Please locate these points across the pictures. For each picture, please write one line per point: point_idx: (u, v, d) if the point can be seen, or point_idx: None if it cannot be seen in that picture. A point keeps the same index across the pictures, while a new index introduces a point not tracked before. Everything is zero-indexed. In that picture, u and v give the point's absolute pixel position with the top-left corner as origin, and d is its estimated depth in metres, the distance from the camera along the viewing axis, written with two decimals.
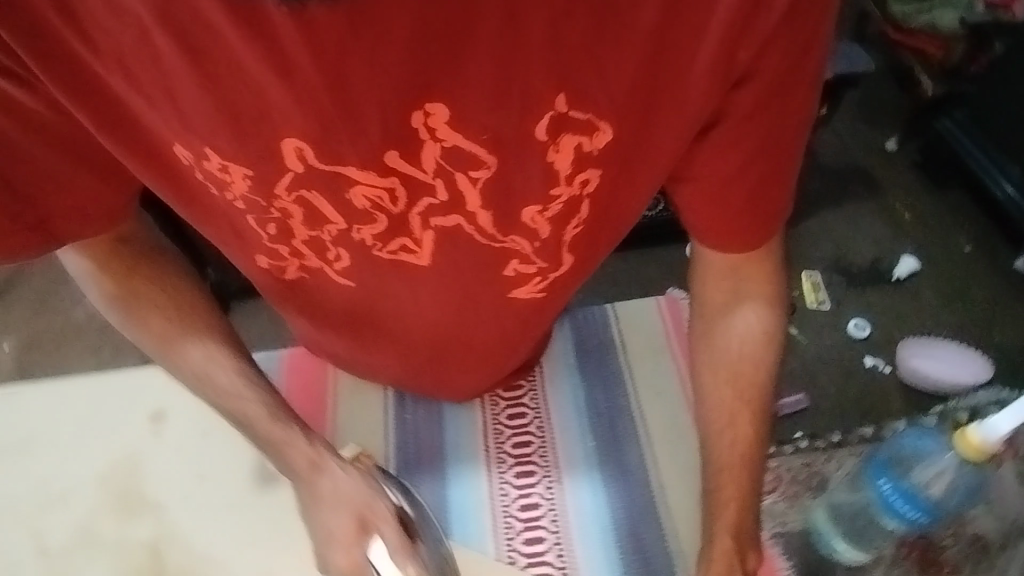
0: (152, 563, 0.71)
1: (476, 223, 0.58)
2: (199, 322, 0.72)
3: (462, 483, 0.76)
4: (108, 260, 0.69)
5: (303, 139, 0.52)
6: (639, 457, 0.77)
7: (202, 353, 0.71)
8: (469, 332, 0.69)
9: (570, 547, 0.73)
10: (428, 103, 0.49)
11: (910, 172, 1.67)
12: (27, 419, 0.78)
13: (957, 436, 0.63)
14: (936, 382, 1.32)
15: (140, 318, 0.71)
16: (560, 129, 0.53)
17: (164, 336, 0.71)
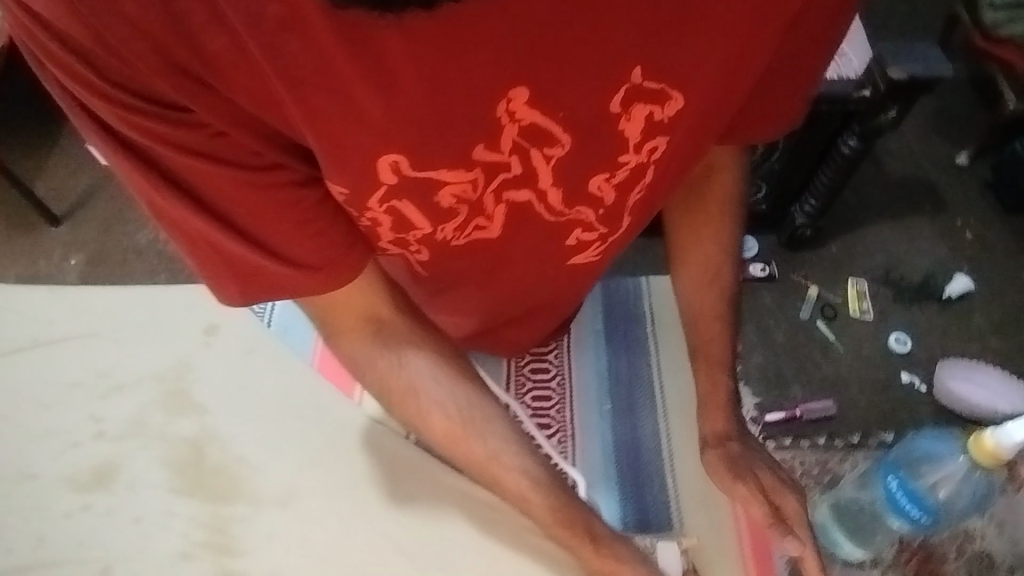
0: (192, 457, 0.78)
1: (545, 201, 0.61)
2: (479, 413, 0.68)
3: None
4: (378, 351, 0.66)
5: (400, 153, 0.54)
6: (652, 423, 0.80)
7: (494, 444, 0.67)
8: (516, 293, 0.72)
9: (573, 448, 0.80)
10: (512, 90, 0.51)
11: (978, 191, 1.60)
12: (90, 317, 0.85)
13: (972, 441, 0.63)
14: (973, 406, 1.29)
15: (424, 416, 0.67)
16: (632, 100, 0.55)
17: (448, 431, 0.67)
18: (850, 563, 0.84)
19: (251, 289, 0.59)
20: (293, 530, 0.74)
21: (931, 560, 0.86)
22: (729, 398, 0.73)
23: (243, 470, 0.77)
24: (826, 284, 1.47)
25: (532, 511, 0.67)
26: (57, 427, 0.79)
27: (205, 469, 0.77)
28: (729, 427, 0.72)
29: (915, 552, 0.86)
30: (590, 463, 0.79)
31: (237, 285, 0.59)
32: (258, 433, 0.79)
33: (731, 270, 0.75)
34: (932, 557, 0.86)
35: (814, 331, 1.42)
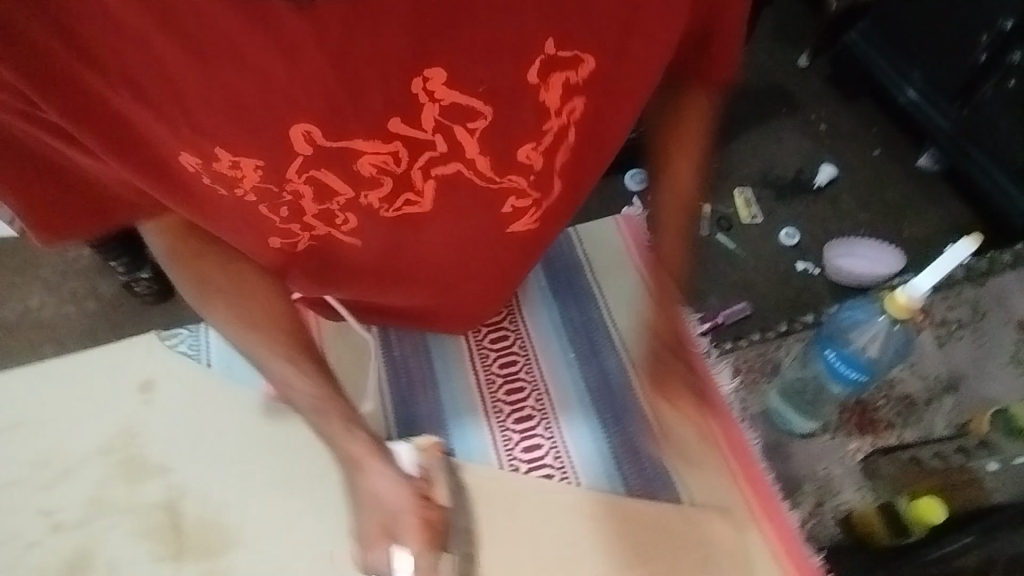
0: (170, 520, 0.75)
1: (475, 168, 0.61)
2: (269, 316, 0.70)
3: (460, 418, 0.81)
4: (182, 240, 0.67)
5: (313, 122, 0.53)
6: (616, 359, 0.84)
7: (271, 342, 0.69)
8: (460, 269, 0.73)
9: (565, 448, 0.79)
10: (428, 69, 0.51)
11: (822, 87, 1.63)
12: (12, 406, 0.81)
13: (886, 300, 0.73)
14: (858, 276, 1.34)
15: (209, 301, 0.69)
16: (549, 70, 0.56)
17: (231, 322, 0.69)
18: (805, 435, 0.94)
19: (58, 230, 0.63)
20: (303, 548, 0.73)
21: (868, 413, 0.97)
22: (670, 348, 0.76)
23: (222, 516, 0.74)
24: (716, 199, 1.47)
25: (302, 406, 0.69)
26: (10, 530, 0.75)
27: (187, 527, 0.74)
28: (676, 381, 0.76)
29: (854, 410, 0.97)
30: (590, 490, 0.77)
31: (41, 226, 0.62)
32: (228, 476, 0.76)
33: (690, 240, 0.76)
34: (868, 410, 0.97)
35: (716, 245, 1.42)
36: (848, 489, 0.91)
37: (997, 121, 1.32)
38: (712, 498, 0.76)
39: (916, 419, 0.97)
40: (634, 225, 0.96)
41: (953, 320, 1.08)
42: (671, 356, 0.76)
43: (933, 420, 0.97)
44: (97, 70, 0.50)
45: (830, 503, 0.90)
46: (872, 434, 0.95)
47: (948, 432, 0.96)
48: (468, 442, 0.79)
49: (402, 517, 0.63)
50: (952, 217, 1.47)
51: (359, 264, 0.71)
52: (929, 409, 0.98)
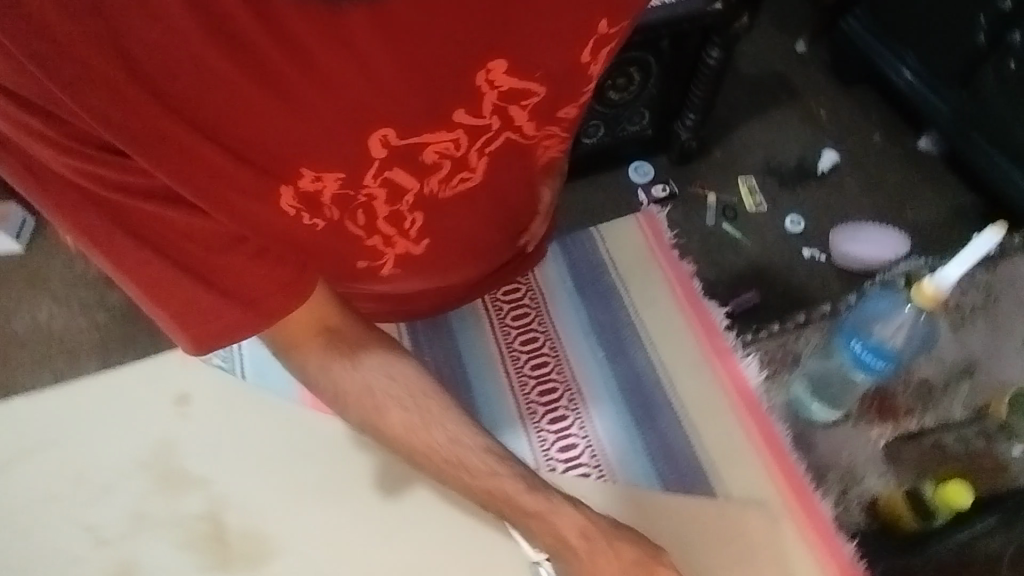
0: (213, 532, 0.75)
1: (522, 134, 0.62)
2: (435, 407, 0.62)
3: (500, 429, 0.82)
4: (334, 349, 0.61)
5: (388, 126, 0.54)
6: (645, 357, 0.86)
7: (454, 429, 0.61)
8: (486, 247, 0.75)
9: (601, 447, 0.80)
10: (491, 61, 0.54)
11: (820, 73, 1.64)
12: (51, 424, 0.82)
13: (914, 291, 0.75)
14: (866, 262, 1.35)
15: (379, 414, 0.61)
16: (599, 48, 0.58)
17: (407, 428, 0.61)
18: (827, 425, 0.94)
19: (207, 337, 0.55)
20: (339, 554, 0.73)
21: (888, 400, 0.98)
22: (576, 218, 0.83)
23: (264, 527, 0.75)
24: (721, 189, 1.48)
25: (503, 495, 0.60)
26: (54, 547, 0.76)
27: (230, 539, 0.75)
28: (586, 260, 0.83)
29: (874, 398, 0.98)
30: (630, 482, 0.78)
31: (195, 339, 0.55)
32: (266, 484, 0.77)
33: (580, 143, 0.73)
34: (888, 397, 0.98)
35: (722, 235, 1.43)
36: (871, 475, 0.92)
37: (996, 104, 1.33)
38: (748, 491, 0.78)
39: (935, 405, 0.99)
40: (654, 222, 0.97)
41: (967, 305, 1.09)
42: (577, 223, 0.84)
43: (951, 406, 0.98)
44: (145, 98, 0.44)
45: (855, 490, 0.91)
46: (892, 420, 0.97)
47: (966, 416, 0.98)
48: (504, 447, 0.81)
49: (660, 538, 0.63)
50: (954, 201, 1.48)
51: (413, 267, 0.71)
52: (947, 396, 0.99)
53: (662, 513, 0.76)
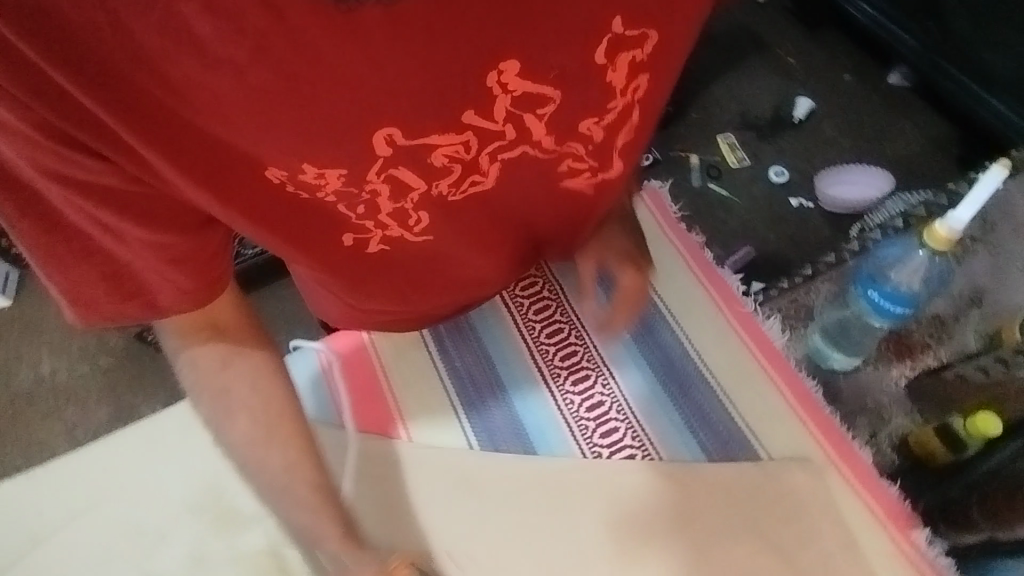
0: (274, 565, 0.76)
1: (539, 146, 0.66)
2: (284, 432, 0.69)
3: (526, 399, 0.84)
4: (209, 342, 0.67)
5: (394, 126, 0.56)
6: (671, 333, 0.87)
7: (280, 466, 0.68)
8: (505, 243, 0.77)
9: (641, 427, 0.82)
10: (502, 62, 0.56)
11: (784, 21, 1.65)
12: (90, 481, 0.82)
13: (927, 235, 0.77)
14: (852, 203, 1.36)
15: (229, 418, 0.68)
16: (614, 50, 0.61)
17: (248, 442, 0.68)
18: (848, 372, 0.97)
19: (93, 313, 0.62)
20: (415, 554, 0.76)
21: (904, 339, 1.00)
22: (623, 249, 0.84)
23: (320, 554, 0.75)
24: (703, 149, 1.49)
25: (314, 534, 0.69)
26: None
27: (293, 571, 0.75)
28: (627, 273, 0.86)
29: (890, 339, 1.00)
30: (673, 453, 0.80)
31: (82, 307, 0.62)
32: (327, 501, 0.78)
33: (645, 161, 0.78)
34: (904, 337, 1.00)
35: (710, 195, 1.44)
36: (898, 415, 0.94)
37: (954, 25, 1.32)
38: (790, 448, 0.80)
39: (949, 338, 1.00)
40: (658, 198, 0.98)
41: (967, 237, 1.11)
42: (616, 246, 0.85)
43: (965, 338, 1.00)
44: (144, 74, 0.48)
45: (884, 431, 0.94)
46: (910, 358, 0.99)
47: (980, 345, 1.00)
48: (549, 439, 0.82)
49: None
50: (930, 131, 1.49)
51: (426, 259, 0.74)
52: (959, 327, 1.01)
53: (705, 487, 0.77)
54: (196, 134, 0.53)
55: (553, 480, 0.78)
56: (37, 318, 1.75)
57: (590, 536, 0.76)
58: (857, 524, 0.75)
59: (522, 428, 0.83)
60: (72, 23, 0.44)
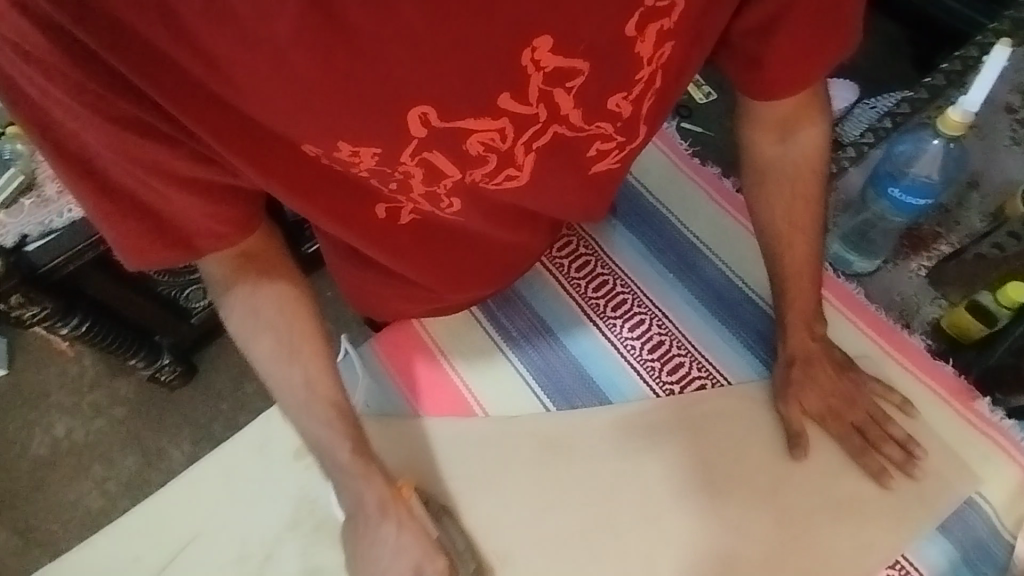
0: None
1: (568, 123, 0.67)
2: (307, 350, 0.76)
3: (577, 339, 0.88)
4: (240, 270, 0.73)
5: (430, 105, 0.59)
6: (711, 263, 0.90)
7: (304, 378, 0.76)
8: (539, 212, 0.80)
9: (705, 358, 0.85)
10: (536, 40, 0.57)
11: None
12: (183, 520, 0.85)
13: (943, 122, 0.88)
14: None
15: (256, 335, 0.75)
16: (646, 21, 0.61)
17: (275, 358, 0.75)
18: (869, 272, 1.01)
19: (144, 260, 0.67)
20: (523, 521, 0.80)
21: (915, 232, 1.03)
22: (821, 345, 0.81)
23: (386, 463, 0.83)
24: None
25: (330, 450, 0.76)
26: None
27: None
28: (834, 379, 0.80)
29: (903, 233, 1.02)
30: (739, 373, 0.84)
31: (133, 257, 0.67)
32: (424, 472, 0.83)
33: (819, 251, 0.80)
34: (915, 230, 1.03)
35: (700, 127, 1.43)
36: (926, 303, 0.99)
37: None
38: (850, 352, 0.84)
39: (955, 223, 1.03)
40: (666, 137, 1.00)
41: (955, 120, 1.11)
42: (805, 331, 0.81)
43: (968, 219, 1.04)
44: (164, 39, 0.52)
45: (915, 321, 0.98)
46: (925, 249, 1.02)
47: (986, 225, 1.03)
48: (619, 386, 0.85)
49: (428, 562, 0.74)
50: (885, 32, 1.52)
51: (456, 232, 0.79)
52: (962, 211, 1.04)
53: (720, 415, 0.81)
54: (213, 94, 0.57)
55: (637, 422, 0.82)
56: (41, 379, 1.69)
57: (620, 479, 0.80)
58: (923, 403, 0.80)
59: (577, 362, 0.87)
60: (136, 18, 0.51)
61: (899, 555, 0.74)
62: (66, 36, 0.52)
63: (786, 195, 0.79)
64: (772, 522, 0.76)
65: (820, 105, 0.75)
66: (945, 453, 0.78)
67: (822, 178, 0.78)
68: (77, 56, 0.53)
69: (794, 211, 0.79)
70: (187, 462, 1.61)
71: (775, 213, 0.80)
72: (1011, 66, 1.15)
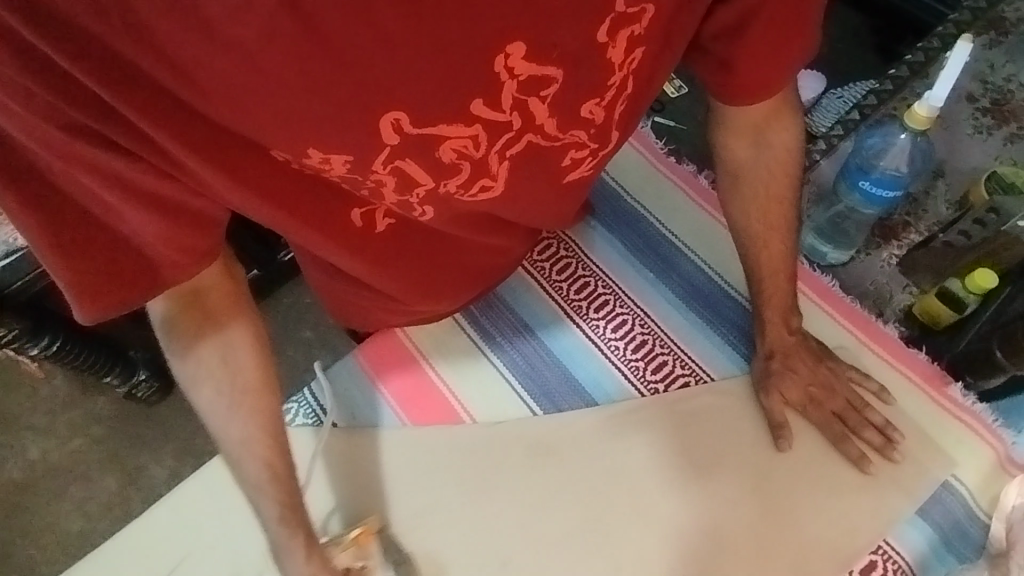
0: None
1: (543, 132, 0.67)
2: (249, 402, 0.73)
3: (562, 344, 0.88)
4: (187, 311, 0.70)
5: (401, 110, 0.59)
6: (689, 261, 0.91)
7: (244, 432, 0.73)
8: (518, 220, 0.80)
9: (687, 356, 0.86)
10: (509, 46, 0.57)
11: None
12: (170, 544, 0.84)
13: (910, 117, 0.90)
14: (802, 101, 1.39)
15: (198, 382, 0.73)
16: (616, 28, 0.61)
17: (215, 408, 0.73)
18: (844, 263, 1.03)
19: (99, 306, 0.64)
20: (517, 530, 0.80)
21: (888, 223, 1.05)
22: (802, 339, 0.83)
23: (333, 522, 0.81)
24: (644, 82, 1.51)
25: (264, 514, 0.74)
26: None
27: None
28: (813, 372, 0.82)
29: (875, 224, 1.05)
30: (721, 368, 0.86)
31: (87, 304, 0.63)
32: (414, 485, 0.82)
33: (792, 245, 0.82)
34: (888, 220, 1.05)
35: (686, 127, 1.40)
36: (898, 291, 1.01)
37: None
38: (829, 342, 0.86)
39: (924, 211, 1.06)
40: (641, 137, 1.01)
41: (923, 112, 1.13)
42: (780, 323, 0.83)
43: (937, 207, 1.06)
44: (128, 51, 0.51)
45: (889, 310, 1.01)
46: (896, 238, 1.04)
47: (952, 212, 1.05)
48: (603, 388, 0.85)
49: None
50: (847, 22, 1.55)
51: (433, 236, 0.79)
52: (930, 199, 1.07)
53: (708, 412, 0.83)
54: (182, 105, 0.56)
55: (626, 420, 0.83)
56: (13, 403, 1.65)
57: (611, 483, 0.81)
58: (899, 392, 0.83)
59: (561, 365, 0.87)
60: (104, 31, 0.50)
61: (881, 541, 0.76)
62: (25, 51, 0.50)
63: (758, 195, 0.80)
64: (761, 518, 0.78)
65: (790, 106, 0.76)
66: (922, 439, 0.80)
67: (792, 172, 0.80)
68: (37, 72, 0.51)
69: (767, 210, 0.81)
70: (169, 479, 1.58)
71: (748, 214, 0.82)
72: (973, 59, 1.18)
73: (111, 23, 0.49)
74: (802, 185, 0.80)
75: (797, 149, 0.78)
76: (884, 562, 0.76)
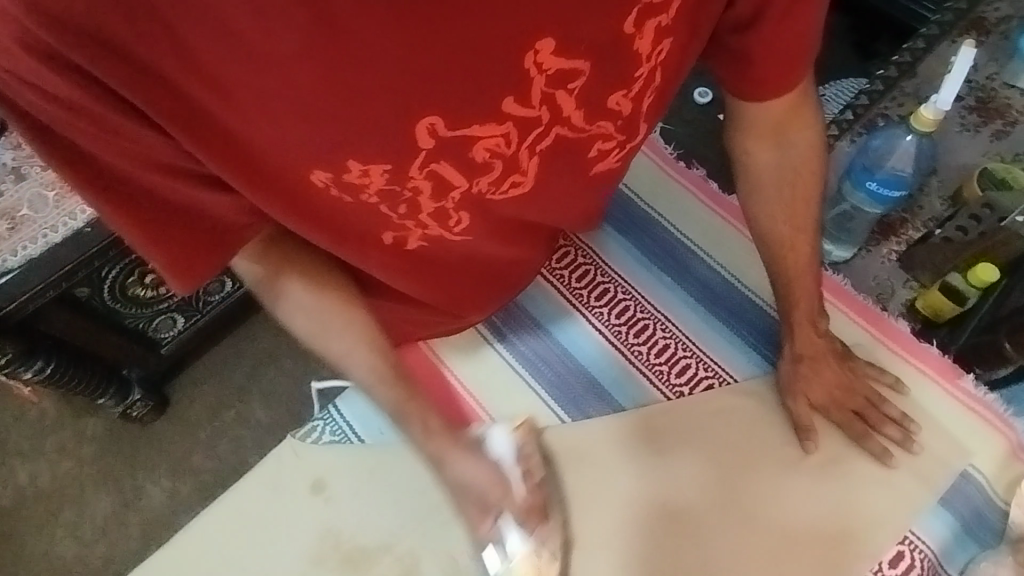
0: None
1: (570, 124, 0.67)
2: (343, 322, 0.76)
3: (586, 349, 0.89)
4: (267, 258, 0.71)
5: (437, 114, 0.58)
6: (705, 264, 0.93)
7: (349, 346, 0.77)
8: (544, 219, 0.80)
9: (709, 358, 0.88)
10: (539, 41, 0.56)
11: None
12: (198, 568, 0.83)
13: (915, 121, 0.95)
14: None
15: (293, 317, 0.75)
16: (644, 18, 0.60)
17: (315, 334, 0.76)
18: (846, 261, 1.06)
19: (192, 274, 0.63)
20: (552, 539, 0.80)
21: (887, 221, 1.08)
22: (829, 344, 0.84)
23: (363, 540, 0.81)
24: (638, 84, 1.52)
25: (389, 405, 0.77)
26: None
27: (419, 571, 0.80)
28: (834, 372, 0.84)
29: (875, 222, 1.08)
30: (742, 369, 0.87)
31: (180, 276, 0.63)
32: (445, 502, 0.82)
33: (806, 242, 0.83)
34: (888, 219, 1.08)
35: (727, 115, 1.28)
36: (899, 286, 1.05)
37: None
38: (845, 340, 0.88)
39: (920, 208, 1.09)
40: (652, 143, 1.02)
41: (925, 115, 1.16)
42: (809, 326, 0.84)
43: (931, 205, 1.09)
44: (153, 70, 0.50)
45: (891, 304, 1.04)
46: (894, 235, 1.07)
47: (947, 208, 1.09)
48: (629, 392, 0.86)
49: (495, 492, 0.73)
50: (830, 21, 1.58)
51: (463, 250, 0.78)
52: (926, 197, 1.10)
53: (732, 414, 0.84)
54: (208, 118, 0.54)
55: (653, 423, 0.84)
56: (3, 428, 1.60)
57: (643, 486, 0.82)
58: (915, 385, 0.85)
59: (587, 369, 0.88)
60: (128, 52, 0.49)
61: (908, 531, 0.79)
62: (48, 77, 0.49)
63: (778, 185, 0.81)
64: (789, 515, 0.79)
65: (808, 102, 0.76)
66: (937, 430, 0.83)
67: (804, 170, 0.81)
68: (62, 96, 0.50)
69: (785, 201, 0.82)
70: (170, 500, 1.54)
71: (763, 207, 0.83)
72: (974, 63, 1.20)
73: (136, 45, 0.48)
74: (814, 183, 0.81)
75: (821, 145, 0.79)
76: (912, 552, 0.78)
